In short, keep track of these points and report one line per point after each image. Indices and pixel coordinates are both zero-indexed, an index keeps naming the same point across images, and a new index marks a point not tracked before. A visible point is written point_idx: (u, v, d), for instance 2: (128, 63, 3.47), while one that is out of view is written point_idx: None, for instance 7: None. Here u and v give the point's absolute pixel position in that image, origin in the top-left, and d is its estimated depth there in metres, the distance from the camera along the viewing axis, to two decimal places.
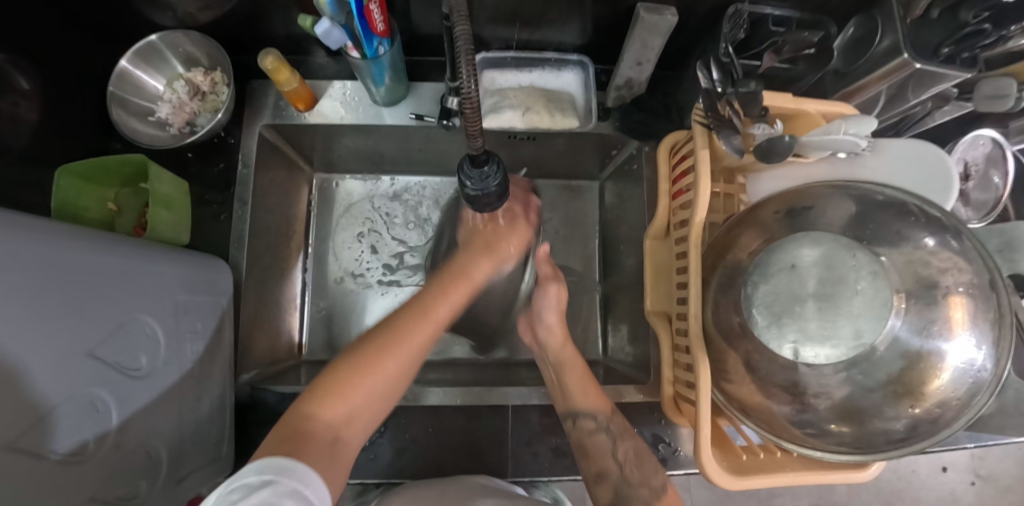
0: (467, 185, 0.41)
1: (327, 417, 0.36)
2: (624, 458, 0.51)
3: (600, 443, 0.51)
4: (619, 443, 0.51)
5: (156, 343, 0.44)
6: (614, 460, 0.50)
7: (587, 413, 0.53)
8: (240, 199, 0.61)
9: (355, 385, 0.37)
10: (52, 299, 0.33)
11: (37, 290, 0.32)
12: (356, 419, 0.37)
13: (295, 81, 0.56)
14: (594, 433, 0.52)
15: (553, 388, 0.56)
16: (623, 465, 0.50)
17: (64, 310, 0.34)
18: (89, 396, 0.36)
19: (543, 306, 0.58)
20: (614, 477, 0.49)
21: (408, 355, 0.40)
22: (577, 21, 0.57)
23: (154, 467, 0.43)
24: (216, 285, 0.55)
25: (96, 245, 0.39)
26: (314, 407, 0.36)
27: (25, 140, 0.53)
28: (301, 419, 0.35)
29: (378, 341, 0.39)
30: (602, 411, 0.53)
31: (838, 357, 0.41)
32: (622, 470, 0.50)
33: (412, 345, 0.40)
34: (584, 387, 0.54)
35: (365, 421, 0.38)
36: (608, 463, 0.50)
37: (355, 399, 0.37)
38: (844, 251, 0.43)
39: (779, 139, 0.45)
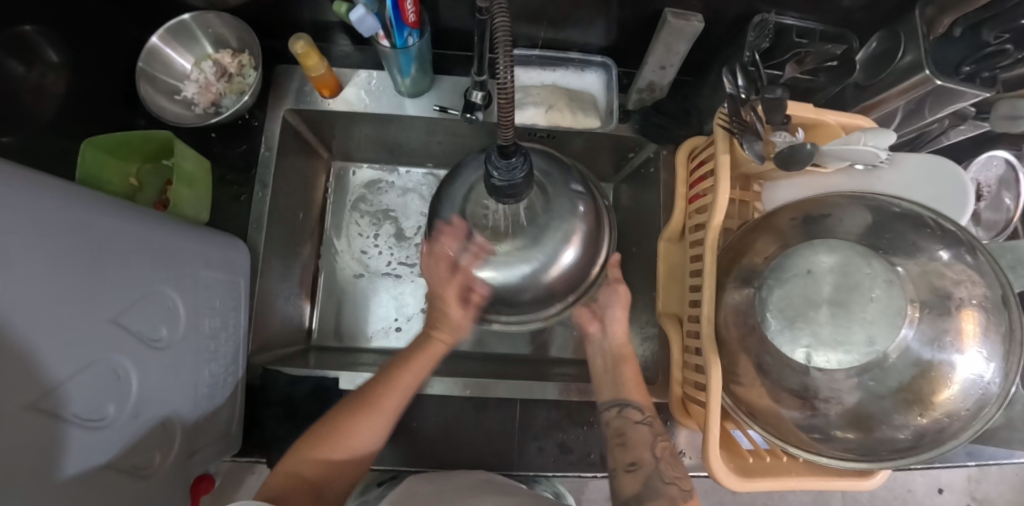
0: (492, 175, 0.41)
1: (307, 474, 0.45)
2: (660, 453, 0.50)
3: (641, 433, 0.52)
4: (657, 440, 0.51)
5: (176, 315, 0.44)
6: (652, 453, 0.50)
7: (639, 406, 0.54)
8: (261, 181, 0.61)
9: (334, 447, 0.47)
10: (78, 262, 0.33)
11: (64, 252, 0.32)
12: (335, 476, 0.47)
13: (323, 67, 0.57)
14: (636, 423, 0.53)
15: (603, 375, 0.58)
16: (658, 460, 0.49)
17: (88, 275, 0.34)
18: (110, 362, 0.36)
19: (609, 302, 0.59)
20: (649, 468, 0.49)
21: (378, 416, 0.50)
22: (602, 21, 0.58)
23: (168, 440, 0.44)
24: (236, 264, 0.55)
25: (122, 213, 0.40)
26: (299, 466, 0.45)
27: (52, 111, 0.53)
28: (287, 477, 0.44)
29: (353, 411, 0.49)
30: (648, 406, 0.54)
31: (850, 363, 0.42)
32: (657, 464, 0.49)
33: (379, 416, 0.50)
34: (637, 385, 0.56)
35: (343, 481, 0.47)
36: (644, 455, 0.50)
37: (334, 460, 0.46)
38: (859, 259, 0.43)
39: (800, 147, 0.45)
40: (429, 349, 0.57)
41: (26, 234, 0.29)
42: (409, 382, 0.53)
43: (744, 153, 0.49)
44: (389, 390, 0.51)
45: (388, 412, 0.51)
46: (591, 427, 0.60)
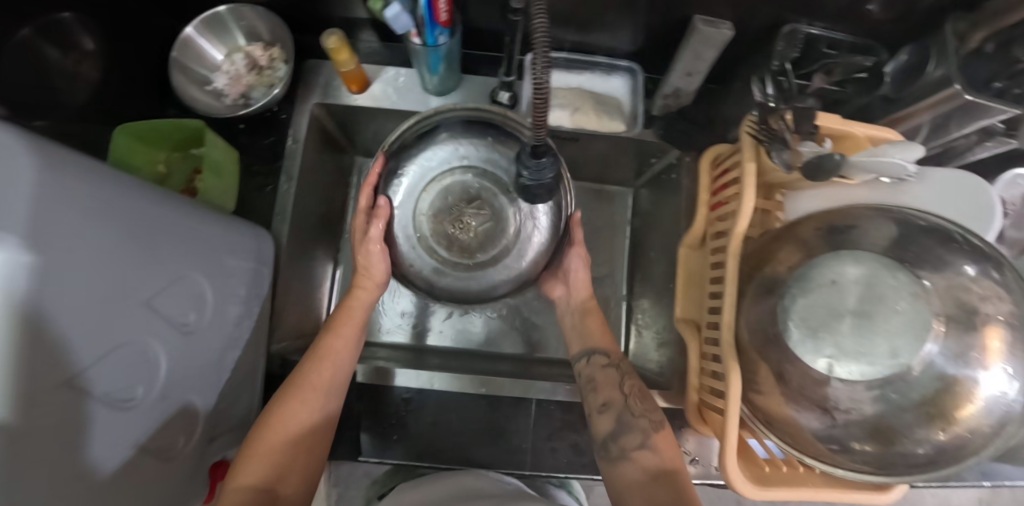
0: (522, 174, 0.42)
1: (250, 482, 0.41)
2: (628, 390, 0.50)
3: (609, 375, 0.52)
4: (624, 378, 0.52)
5: (203, 301, 0.45)
6: (620, 391, 0.50)
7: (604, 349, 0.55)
8: (287, 173, 0.62)
9: (272, 437, 0.44)
10: (116, 245, 0.34)
11: (104, 234, 0.33)
12: (288, 470, 0.44)
13: (352, 63, 0.58)
14: (605, 367, 0.53)
15: (573, 331, 0.60)
16: (626, 396, 0.50)
17: (125, 257, 0.35)
18: (139, 344, 0.37)
19: (572, 264, 0.62)
20: (619, 406, 0.49)
21: (313, 391, 0.48)
22: (631, 26, 0.59)
23: (190, 423, 0.44)
24: (260, 253, 0.56)
25: (159, 199, 0.41)
26: (240, 472, 0.42)
27: (88, 96, 0.55)
28: (231, 489, 0.41)
29: (284, 393, 0.47)
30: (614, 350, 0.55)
31: (874, 376, 0.41)
32: (627, 401, 0.49)
33: (308, 397, 0.48)
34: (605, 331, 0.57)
35: (299, 474, 0.45)
36: (613, 394, 0.50)
37: (277, 451, 0.44)
38: (885, 272, 0.43)
39: (829, 157, 0.45)
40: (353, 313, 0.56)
41: (72, 215, 0.30)
42: (341, 347, 0.52)
43: (771, 161, 0.49)
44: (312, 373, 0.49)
45: (318, 394, 0.48)
46: None
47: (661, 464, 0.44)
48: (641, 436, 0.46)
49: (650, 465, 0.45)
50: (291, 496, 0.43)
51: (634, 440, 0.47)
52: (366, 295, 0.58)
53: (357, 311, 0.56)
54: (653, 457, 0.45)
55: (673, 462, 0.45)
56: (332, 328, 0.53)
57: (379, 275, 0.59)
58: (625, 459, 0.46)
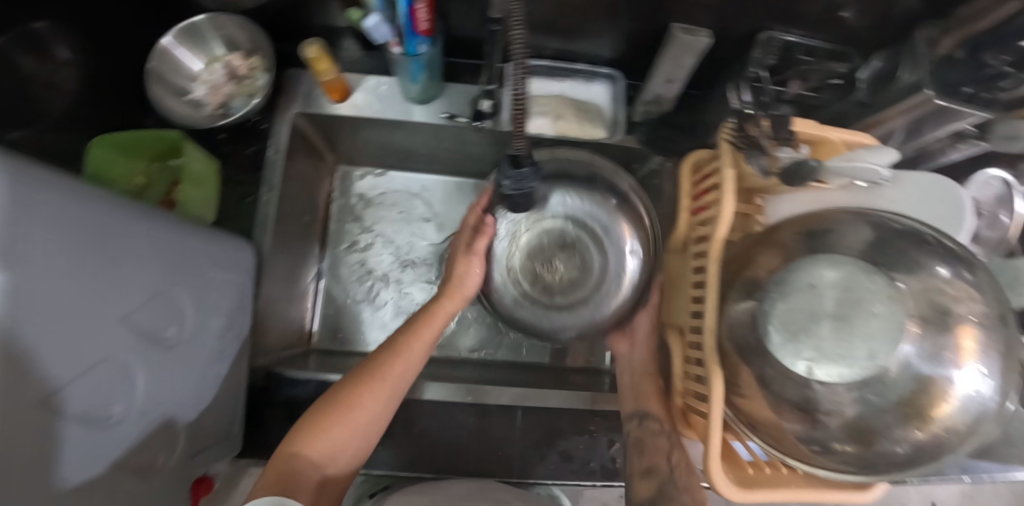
0: (503, 184, 0.42)
1: (311, 457, 0.45)
2: (676, 463, 0.52)
3: (659, 443, 0.54)
4: (672, 451, 0.53)
5: (185, 316, 0.45)
6: (668, 460, 0.52)
7: (655, 417, 0.57)
8: (267, 183, 0.61)
9: (337, 422, 0.47)
10: (92, 261, 0.33)
11: (80, 250, 0.32)
12: (339, 454, 0.47)
13: (333, 72, 0.57)
14: (656, 434, 0.55)
15: (628, 389, 0.62)
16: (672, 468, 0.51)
17: (101, 273, 0.34)
18: (119, 361, 0.36)
19: (637, 326, 0.65)
20: (664, 476, 0.51)
21: (386, 385, 0.50)
22: (612, 33, 0.59)
23: (172, 440, 0.43)
24: (243, 265, 0.55)
25: (139, 214, 0.40)
26: (299, 447, 0.45)
27: (64, 107, 0.54)
28: (287, 460, 0.44)
29: (360, 381, 0.49)
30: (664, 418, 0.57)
31: (853, 378, 0.42)
32: (672, 471, 0.51)
33: (381, 390, 0.49)
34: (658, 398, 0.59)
35: (348, 459, 0.47)
36: (660, 462, 0.53)
37: (337, 437, 0.46)
38: (862, 275, 0.44)
39: (805, 163, 0.46)
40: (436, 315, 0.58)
41: (44, 233, 0.29)
42: (419, 348, 0.54)
43: (748, 167, 0.50)
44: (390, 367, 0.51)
45: (392, 391, 0.50)
46: (592, 435, 0.60)
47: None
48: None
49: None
50: (332, 480, 0.46)
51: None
52: (451, 305, 0.60)
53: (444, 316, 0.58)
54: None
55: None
56: (415, 327, 0.55)
57: (472, 286, 0.62)
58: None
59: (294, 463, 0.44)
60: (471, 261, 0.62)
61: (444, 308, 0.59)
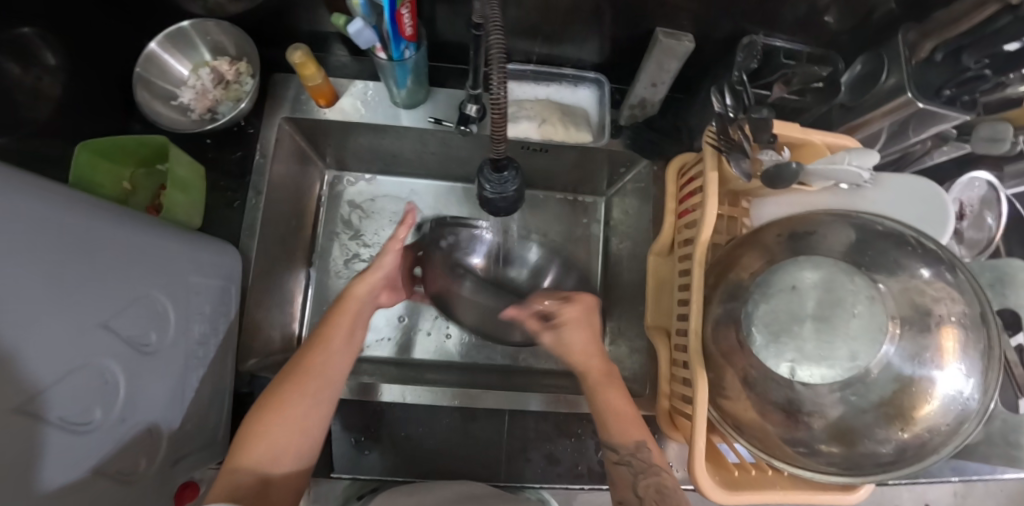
0: (485, 188, 0.42)
1: (250, 466, 0.42)
2: (643, 494, 0.45)
3: (624, 474, 0.47)
4: (640, 478, 0.46)
5: (167, 321, 0.44)
6: (634, 493, 0.45)
7: (622, 441, 0.48)
8: (254, 187, 0.61)
9: (272, 427, 0.44)
10: (70, 266, 0.34)
11: (58, 255, 0.32)
12: (283, 458, 0.44)
13: (320, 76, 0.57)
14: (619, 464, 0.48)
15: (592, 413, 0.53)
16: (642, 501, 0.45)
17: (80, 279, 0.34)
18: (98, 366, 0.36)
19: (570, 339, 0.55)
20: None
21: (318, 380, 0.47)
22: (596, 37, 0.60)
23: (155, 446, 0.43)
24: (229, 271, 0.55)
25: (118, 219, 0.40)
26: (236, 460, 0.42)
27: (46, 113, 0.54)
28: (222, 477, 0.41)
29: (286, 383, 0.47)
30: (630, 443, 0.48)
31: (834, 379, 0.42)
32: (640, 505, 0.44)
33: (313, 385, 0.47)
34: (628, 417, 0.50)
35: (294, 463, 0.44)
36: (627, 497, 0.46)
37: (276, 440, 0.44)
38: (843, 276, 0.44)
39: (786, 166, 0.46)
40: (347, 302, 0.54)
41: (20, 237, 0.29)
42: (341, 336, 0.51)
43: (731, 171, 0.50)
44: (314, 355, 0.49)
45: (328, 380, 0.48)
46: (580, 439, 0.60)
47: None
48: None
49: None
50: (283, 486, 0.43)
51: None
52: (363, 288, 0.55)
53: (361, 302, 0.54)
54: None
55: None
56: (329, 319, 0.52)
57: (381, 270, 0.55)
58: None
59: (231, 476, 0.41)
60: (383, 256, 0.54)
61: (355, 295, 0.54)
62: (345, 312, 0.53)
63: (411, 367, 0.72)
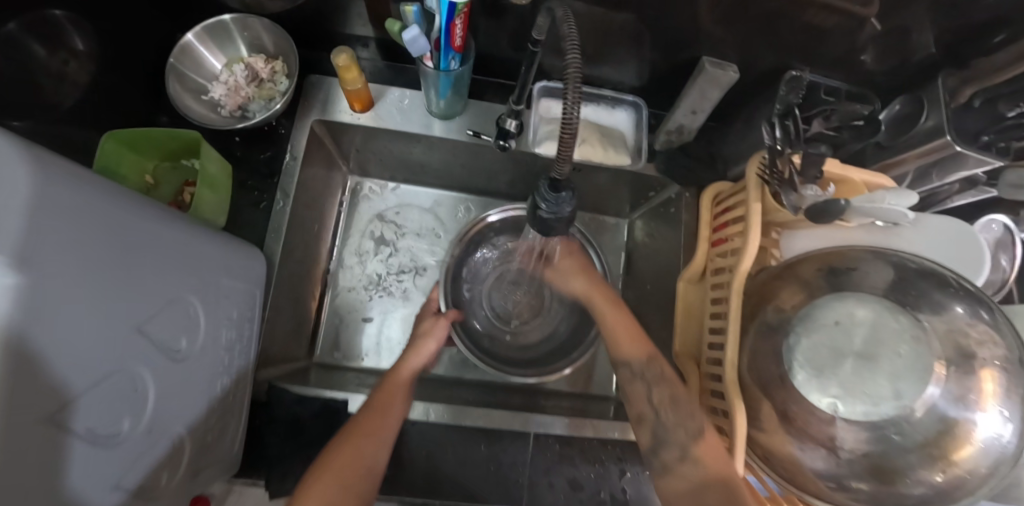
0: (540, 207, 0.41)
1: None
2: (658, 405, 0.53)
3: (638, 390, 0.56)
4: (654, 389, 0.55)
5: (196, 325, 0.42)
6: (650, 405, 0.54)
7: (629, 357, 0.58)
8: (283, 189, 0.60)
9: (328, 480, 0.45)
10: (107, 266, 0.31)
11: (97, 254, 0.30)
12: None
13: (360, 82, 0.57)
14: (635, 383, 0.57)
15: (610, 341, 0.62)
16: (657, 410, 0.53)
17: (116, 279, 0.32)
18: (130, 373, 0.34)
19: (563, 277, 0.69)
20: (652, 423, 0.53)
21: (371, 438, 0.49)
22: (637, 61, 0.60)
23: (175, 459, 0.40)
24: (254, 275, 0.53)
25: (157, 217, 0.38)
26: None
27: (73, 100, 0.51)
28: None
29: (342, 440, 0.49)
30: (637, 358, 0.57)
31: (880, 417, 0.42)
32: (658, 413, 0.53)
33: (366, 444, 0.48)
34: (628, 335, 0.60)
35: None
36: (644, 408, 0.54)
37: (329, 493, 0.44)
38: (888, 315, 0.44)
39: (835, 203, 0.46)
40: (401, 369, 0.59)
41: (62, 233, 0.27)
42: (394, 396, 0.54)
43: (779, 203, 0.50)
44: (371, 416, 0.51)
45: (374, 446, 0.49)
46: (603, 465, 0.58)
47: (702, 476, 0.47)
48: (682, 449, 0.50)
49: (692, 477, 0.48)
50: None
51: (674, 454, 0.50)
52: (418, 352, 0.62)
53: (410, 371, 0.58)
54: (691, 470, 0.48)
55: (710, 471, 0.47)
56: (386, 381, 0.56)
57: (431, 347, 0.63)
58: (669, 475, 0.50)
59: None
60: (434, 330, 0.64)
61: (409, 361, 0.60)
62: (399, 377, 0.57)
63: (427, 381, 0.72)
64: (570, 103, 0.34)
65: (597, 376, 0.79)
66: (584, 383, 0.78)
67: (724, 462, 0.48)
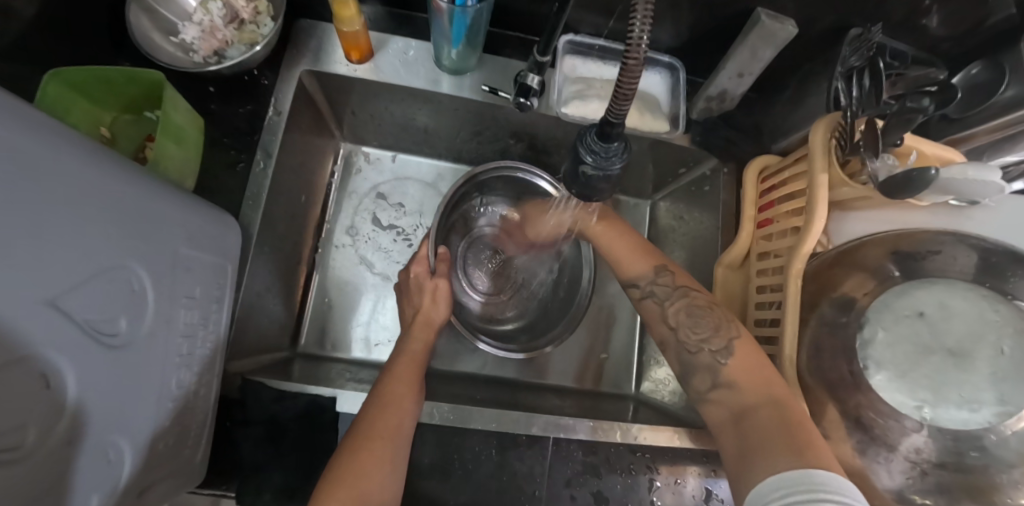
0: (585, 160, 0.32)
1: None
2: (677, 322, 0.49)
3: (648, 307, 0.52)
4: (669, 303, 0.50)
5: (144, 303, 0.32)
6: (668, 325, 0.50)
7: (642, 274, 0.53)
8: (264, 149, 0.51)
9: (339, 491, 0.37)
10: (8, 208, 0.22)
11: None
12: None
13: (358, 23, 0.48)
14: (641, 299, 0.53)
15: (621, 255, 0.56)
16: (676, 328, 0.49)
17: (19, 227, 0.22)
18: (36, 363, 0.24)
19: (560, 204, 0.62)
20: (673, 345, 0.49)
21: (383, 443, 0.41)
22: (674, 19, 0.53)
23: (115, 479, 0.30)
24: (222, 245, 0.43)
25: (91, 155, 0.29)
26: None
27: (12, 34, 0.42)
28: None
29: (356, 443, 0.41)
30: (647, 272, 0.53)
31: (979, 425, 0.35)
32: (676, 335, 0.49)
33: (380, 447, 0.41)
34: (632, 254, 0.55)
35: None
36: (664, 331, 0.50)
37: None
38: (984, 305, 0.38)
39: (921, 174, 0.39)
40: (409, 359, 0.51)
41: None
42: (406, 388, 0.47)
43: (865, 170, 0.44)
44: (383, 423, 0.42)
45: (385, 463, 0.40)
46: (631, 476, 0.51)
47: (737, 402, 0.42)
48: (711, 374, 0.45)
49: (729, 403, 0.43)
50: None
51: (704, 381, 0.45)
52: (426, 331, 0.56)
53: (416, 360, 0.51)
54: (731, 395, 0.43)
55: (754, 391, 0.42)
56: (393, 372, 0.48)
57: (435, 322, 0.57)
58: (705, 402, 0.45)
59: None
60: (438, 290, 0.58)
61: (413, 350, 0.53)
62: (405, 370, 0.49)
63: (429, 375, 0.65)
64: (641, 23, 0.24)
65: (612, 373, 0.72)
66: (597, 379, 0.71)
67: (766, 379, 0.42)
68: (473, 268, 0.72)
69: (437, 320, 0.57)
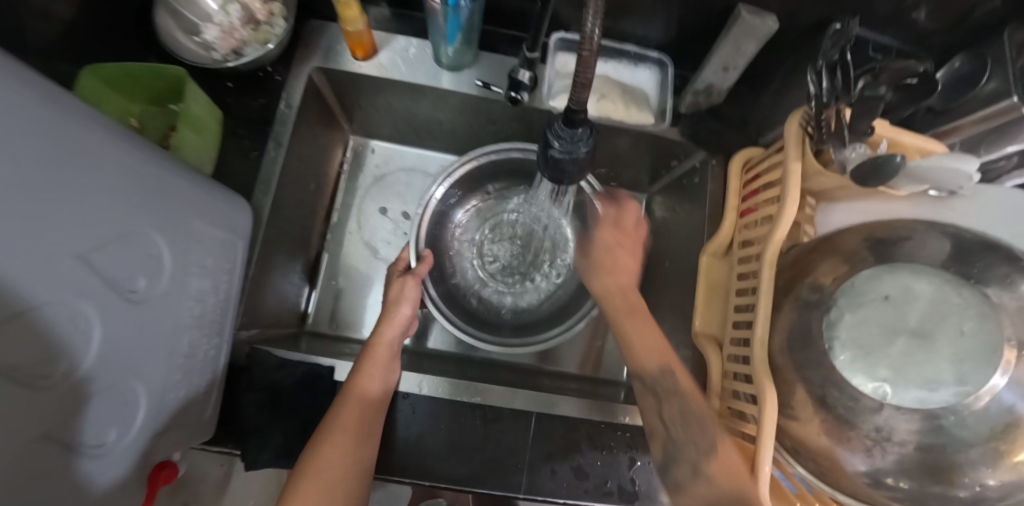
0: (553, 145, 0.35)
1: None
2: (667, 418, 0.43)
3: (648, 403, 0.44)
4: (665, 404, 0.43)
5: (160, 265, 0.37)
6: (659, 418, 0.43)
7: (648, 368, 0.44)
8: (276, 139, 0.56)
9: (305, 487, 0.42)
10: (49, 176, 0.26)
11: (36, 158, 0.25)
12: None
13: (362, 23, 0.52)
14: (645, 394, 0.44)
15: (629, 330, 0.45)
16: (668, 426, 0.43)
17: (53, 194, 0.26)
18: (70, 306, 0.28)
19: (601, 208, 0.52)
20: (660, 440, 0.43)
21: (343, 441, 0.44)
22: (658, 17, 0.55)
23: (131, 418, 0.35)
24: (234, 224, 0.48)
25: (117, 135, 0.33)
26: None
27: (52, 35, 0.48)
28: None
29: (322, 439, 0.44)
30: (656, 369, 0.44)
31: (938, 405, 0.36)
32: (666, 427, 0.43)
33: (341, 441, 0.44)
34: (646, 338, 0.45)
35: None
36: (653, 422, 0.44)
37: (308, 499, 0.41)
38: (947, 289, 0.38)
39: (889, 159, 0.40)
40: (378, 350, 0.52)
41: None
42: (370, 386, 0.48)
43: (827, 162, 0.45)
44: (347, 419, 0.45)
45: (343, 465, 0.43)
46: (611, 452, 0.53)
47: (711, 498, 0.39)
48: (691, 469, 0.40)
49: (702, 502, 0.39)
50: None
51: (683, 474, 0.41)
52: (391, 325, 0.54)
53: (389, 349, 0.52)
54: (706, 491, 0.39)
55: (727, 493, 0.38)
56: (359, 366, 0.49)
57: (405, 317, 0.55)
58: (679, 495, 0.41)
59: None
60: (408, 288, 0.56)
61: (382, 341, 0.53)
62: (372, 363, 0.50)
63: (429, 356, 0.69)
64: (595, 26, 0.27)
65: (606, 360, 0.74)
66: (595, 366, 0.73)
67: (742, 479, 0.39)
68: (484, 261, 0.72)
69: (404, 320, 0.55)
